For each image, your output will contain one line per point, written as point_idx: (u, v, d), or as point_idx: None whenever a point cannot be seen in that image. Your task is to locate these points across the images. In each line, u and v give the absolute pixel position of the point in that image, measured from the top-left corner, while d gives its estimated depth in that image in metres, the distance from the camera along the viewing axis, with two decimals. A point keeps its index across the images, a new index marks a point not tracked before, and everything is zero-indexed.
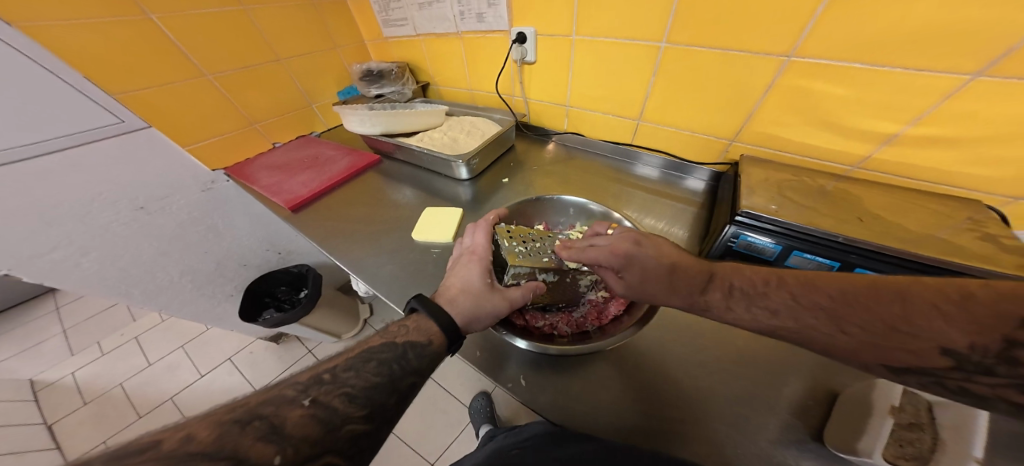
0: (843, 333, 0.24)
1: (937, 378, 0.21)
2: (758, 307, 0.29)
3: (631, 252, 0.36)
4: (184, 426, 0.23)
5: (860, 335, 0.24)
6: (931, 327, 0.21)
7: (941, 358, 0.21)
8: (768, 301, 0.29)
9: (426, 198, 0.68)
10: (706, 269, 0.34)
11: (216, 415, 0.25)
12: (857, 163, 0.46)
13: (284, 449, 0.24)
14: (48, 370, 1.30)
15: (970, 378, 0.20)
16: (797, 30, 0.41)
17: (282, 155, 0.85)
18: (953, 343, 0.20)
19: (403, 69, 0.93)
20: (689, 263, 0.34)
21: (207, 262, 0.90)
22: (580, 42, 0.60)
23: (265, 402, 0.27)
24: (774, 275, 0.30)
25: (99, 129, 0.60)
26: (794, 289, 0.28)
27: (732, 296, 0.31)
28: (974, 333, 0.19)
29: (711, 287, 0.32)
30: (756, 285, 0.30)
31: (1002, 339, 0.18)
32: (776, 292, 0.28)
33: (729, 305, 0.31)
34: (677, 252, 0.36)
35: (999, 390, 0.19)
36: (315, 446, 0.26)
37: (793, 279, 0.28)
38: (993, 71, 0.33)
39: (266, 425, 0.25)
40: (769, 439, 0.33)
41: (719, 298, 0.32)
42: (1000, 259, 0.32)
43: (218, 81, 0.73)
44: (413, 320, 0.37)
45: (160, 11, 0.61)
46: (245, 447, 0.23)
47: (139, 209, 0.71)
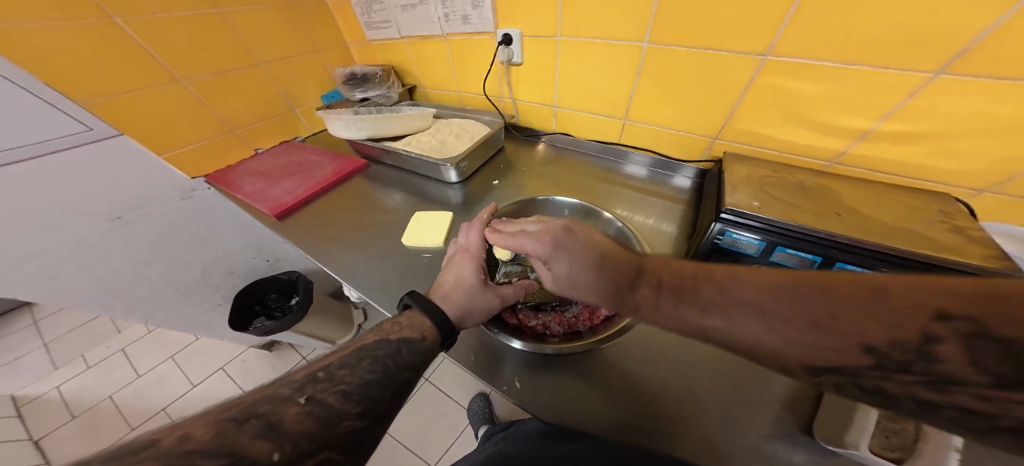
0: (769, 331, 0.23)
1: (854, 378, 0.21)
2: (688, 304, 0.27)
3: (562, 241, 0.37)
4: (180, 426, 0.23)
5: (786, 331, 0.22)
6: (853, 323, 0.20)
7: (864, 357, 0.20)
8: (699, 299, 0.27)
9: (415, 202, 0.68)
10: (637, 263, 0.33)
11: (214, 413, 0.25)
12: (834, 158, 0.48)
13: (282, 445, 0.24)
14: (29, 385, 1.26)
15: (886, 377, 0.20)
16: (771, 30, 0.42)
17: (269, 160, 0.84)
18: (874, 339, 0.19)
19: (388, 71, 0.91)
20: (619, 256, 0.34)
21: (192, 271, 0.88)
22: (563, 42, 0.60)
23: (262, 400, 0.27)
24: (703, 270, 0.28)
25: (66, 138, 0.58)
26: (722, 283, 0.26)
27: (661, 293, 0.29)
28: (894, 329, 0.19)
29: (641, 284, 0.31)
30: (686, 280, 0.28)
31: (922, 334, 0.18)
32: (705, 288, 0.27)
33: (659, 304, 0.29)
34: (605, 246, 0.35)
35: (912, 387, 0.19)
36: (314, 441, 0.26)
37: (721, 273, 0.27)
38: (952, 70, 0.35)
39: (263, 422, 0.25)
40: (760, 433, 0.34)
41: (648, 294, 0.30)
42: (967, 250, 0.34)
43: (193, 87, 0.71)
44: (406, 317, 0.37)
45: (126, 14, 0.59)
46: (243, 444, 0.23)
47: (115, 220, 0.70)
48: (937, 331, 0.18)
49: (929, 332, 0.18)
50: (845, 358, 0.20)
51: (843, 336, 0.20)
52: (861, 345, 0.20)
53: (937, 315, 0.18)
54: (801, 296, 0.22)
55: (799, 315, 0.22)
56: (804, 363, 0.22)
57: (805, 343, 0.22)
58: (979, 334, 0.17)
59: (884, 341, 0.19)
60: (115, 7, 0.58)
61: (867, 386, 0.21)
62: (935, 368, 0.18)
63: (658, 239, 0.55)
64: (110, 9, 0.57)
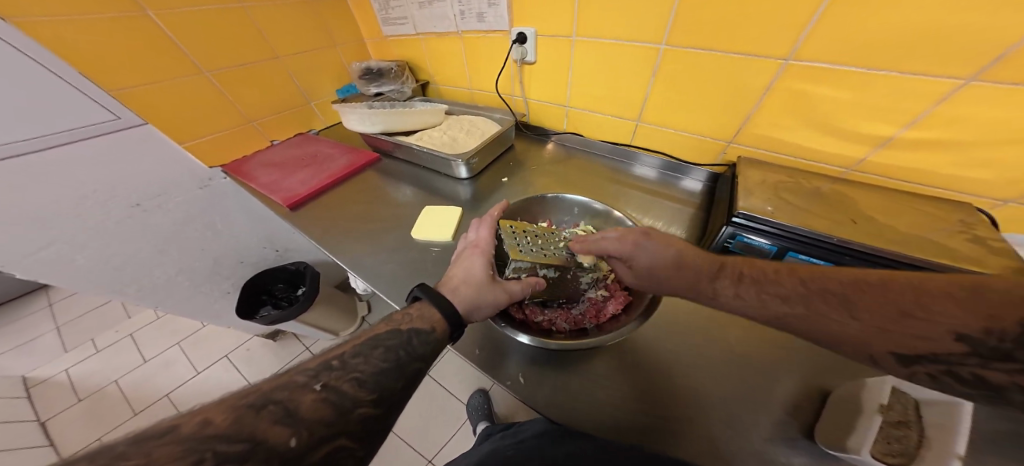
0: (856, 320, 0.25)
1: (947, 367, 0.21)
2: (767, 294, 0.30)
3: (641, 243, 0.39)
4: (200, 411, 0.24)
5: (872, 320, 0.24)
6: (946, 312, 0.21)
7: (956, 344, 0.20)
8: (776, 290, 0.30)
9: (425, 197, 0.69)
10: (717, 260, 0.35)
11: (232, 400, 0.25)
12: (852, 165, 0.47)
13: (299, 431, 0.25)
14: (41, 366, 1.29)
15: (984, 365, 0.19)
16: (796, 33, 0.41)
17: (281, 152, 0.85)
18: (968, 327, 0.20)
19: (403, 67, 0.92)
20: (697, 256, 0.36)
21: (204, 259, 0.90)
22: (579, 43, 0.60)
23: (277, 387, 0.27)
24: (784, 267, 0.31)
25: (95, 125, 0.60)
26: (805, 276, 0.29)
27: (740, 283, 0.32)
28: (989, 319, 0.20)
29: (720, 277, 0.33)
30: (767, 274, 0.31)
31: (1021, 323, 0.18)
32: (788, 281, 0.29)
33: (738, 293, 0.32)
34: (685, 246, 0.37)
35: (1013, 378, 0.19)
36: (330, 428, 0.26)
37: (805, 270, 0.29)
38: (985, 77, 0.34)
39: (280, 409, 0.25)
40: (763, 436, 0.33)
41: (727, 285, 0.32)
42: (987, 260, 0.33)
43: (216, 79, 0.73)
44: (417, 308, 0.38)
45: (158, 7, 0.61)
46: (261, 430, 0.24)
47: (135, 207, 0.71)
48: None
49: None
50: (931, 343, 0.22)
51: (932, 323, 0.22)
52: (952, 333, 0.21)
53: None
54: (890, 290, 0.24)
55: (889, 306, 0.24)
56: (895, 350, 0.23)
57: (889, 329, 0.23)
58: None
59: (977, 328, 0.20)
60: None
61: (963, 376, 0.20)
62: None
63: None
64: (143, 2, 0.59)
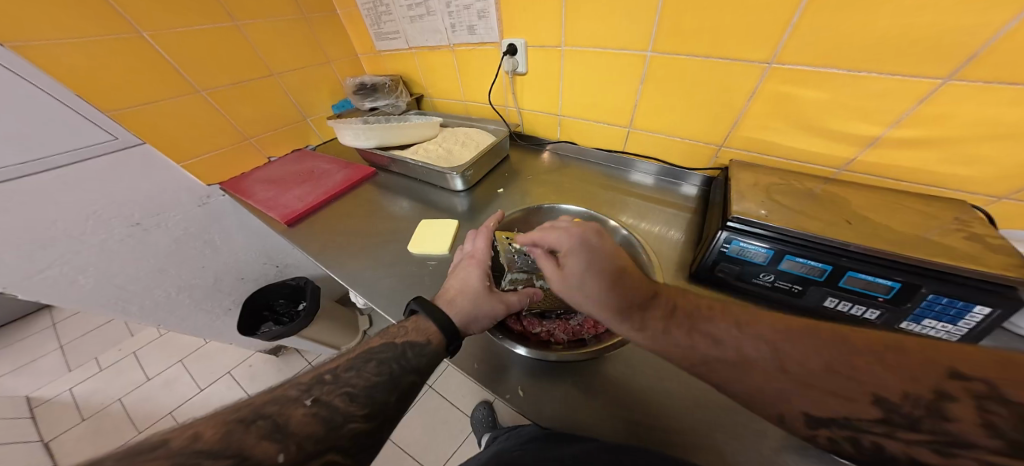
0: (784, 372, 0.25)
1: (854, 430, 0.22)
2: (701, 331, 0.28)
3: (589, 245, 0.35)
4: (192, 425, 0.24)
5: (801, 374, 0.24)
6: (871, 375, 0.22)
7: (872, 408, 0.22)
8: (712, 328, 0.28)
9: (422, 209, 0.69)
10: (652, 287, 0.33)
11: (223, 414, 0.25)
12: (842, 165, 0.47)
13: (288, 447, 0.24)
14: (44, 386, 1.29)
15: (891, 433, 0.21)
16: (776, 36, 0.42)
17: (280, 168, 0.86)
18: (887, 391, 0.21)
19: (397, 81, 0.94)
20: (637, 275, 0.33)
21: (205, 276, 0.90)
22: (567, 52, 0.61)
23: (270, 401, 0.27)
24: (719, 305, 0.30)
25: (92, 146, 0.61)
26: (738, 320, 0.28)
27: (671, 319, 0.30)
28: (908, 384, 0.21)
29: (653, 306, 0.32)
30: (699, 310, 0.30)
31: (936, 391, 0.20)
32: (722, 319, 0.29)
33: (668, 328, 0.30)
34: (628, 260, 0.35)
35: (914, 448, 0.20)
36: (319, 443, 0.26)
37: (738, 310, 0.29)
38: (960, 76, 0.35)
39: (270, 423, 0.25)
40: (772, 446, 0.32)
41: (659, 318, 0.31)
42: (985, 258, 0.33)
43: (210, 97, 0.74)
44: (412, 321, 0.38)
45: (151, 28, 0.63)
46: (250, 445, 0.23)
47: (135, 225, 0.72)
48: (949, 389, 0.20)
49: (943, 390, 0.20)
50: (849, 405, 0.22)
51: (857, 384, 0.22)
52: (873, 395, 0.22)
53: (952, 375, 0.20)
54: (821, 341, 0.25)
55: (820, 361, 0.24)
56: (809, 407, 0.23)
57: (814, 384, 0.24)
58: (988, 396, 0.19)
59: (897, 393, 0.21)
60: (140, 20, 0.61)
61: (867, 438, 0.22)
62: (944, 428, 0.19)
63: (664, 247, 0.55)
64: (136, 23, 0.61)
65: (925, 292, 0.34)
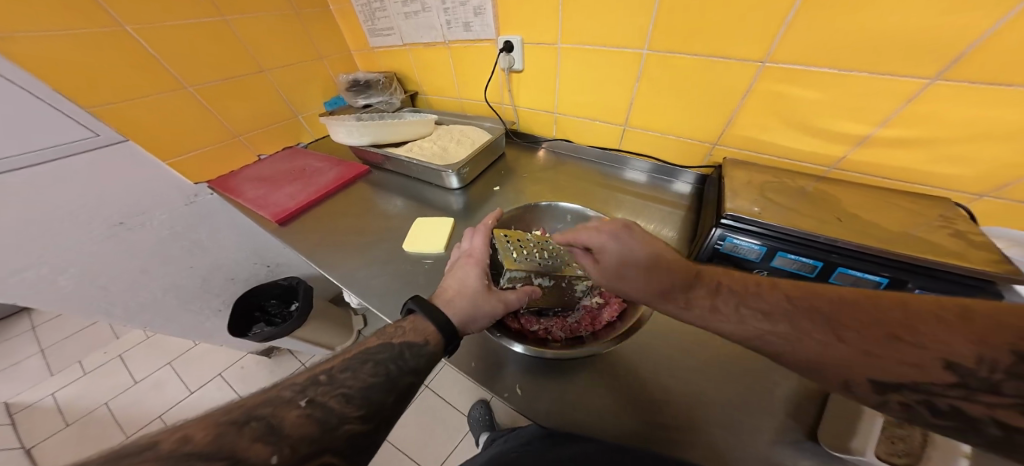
0: (841, 340, 0.24)
1: (927, 397, 0.21)
2: (747, 308, 0.29)
3: (617, 233, 0.38)
4: (182, 427, 0.23)
5: (857, 342, 0.23)
6: (932, 336, 0.21)
7: (945, 373, 0.20)
8: (759, 303, 0.29)
9: (417, 207, 0.68)
10: (694, 268, 0.35)
11: (215, 415, 0.24)
12: (833, 163, 0.48)
13: (281, 449, 0.24)
14: (24, 392, 1.25)
15: (967, 397, 0.20)
16: (770, 36, 0.42)
17: (271, 166, 0.84)
18: (956, 354, 0.20)
19: (391, 78, 0.92)
20: (674, 259, 0.35)
21: (193, 277, 0.88)
22: (564, 50, 0.61)
23: (263, 403, 0.26)
24: (767, 281, 0.30)
25: (71, 143, 0.59)
26: (789, 292, 0.28)
27: (719, 296, 0.31)
28: (979, 344, 0.19)
29: (697, 285, 0.33)
30: (749, 287, 0.30)
31: (1012, 353, 0.18)
32: (769, 294, 0.29)
33: (717, 305, 0.30)
34: (665, 248, 0.37)
35: (997, 410, 0.19)
36: (315, 444, 0.25)
37: (790, 286, 0.29)
38: (948, 76, 0.35)
39: (263, 425, 0.25)
40: (764, 439, 0.33)
41: (704, 295, 0.32)
42: (969, 254, 0.34)
43: (198, 93, 0.72)
44: (410, 321, 0.37)
45: (134, 21, 0.60)
46: (243, 447, 0.23)
47: (118, 224, 0.70)
48: None
49: (1021, 352, 0.18)
50: (921, 372, 0.21)
51: (920, 350, 0.21)
52: (940, 360, 0.20)
53: None
54: (877, 306, 0.24)
55: (877, 328, 0.23)
56: (882, 376, 0.22)
57: (876, 354, 0.22)
58: None
59: (967, 356, 0.20)
60: (124, 13, 0.59)
61: (942, 406, 0.21)
62: None
63: None
64: (118, 15, 0.58)
65: (912, 287, 0.35)
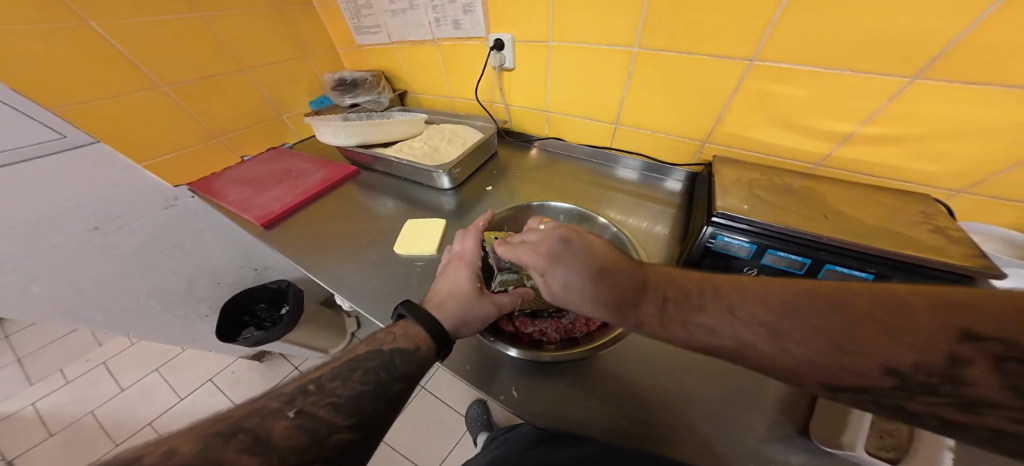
0: (784, 351, 0.23)
1: (872, 397, 0.21)
2: (694, 324, 0.27)
3: (556, 253, 0.35)
4: (167, 441, 0.22)
5: (802, 354, 0.22)
6: (876, 345, 0.20)
7: (884, 378, 0.20)
8: (703, 317, 0.27)
9: (407, 209, 0.67)
10: (639, 275, 0.32)
11: (201, 428, 0.24)
12: (820, 160, 0.49)
13: (270, 460, 0.23)
14: (2, 402, 1.20)
15: (910, 397, 0.20)
16: (758, 35, 0.42)
17: (257, 168, 0.82)
18: (895, 361, 0.19)
19: (379, 76, 0.91)
20: (620, 270, 0.32)
21: (177, 281, 0.86)
22: (555, 48, 0.60)
23: (250, 414, 0.26)
24: (708, 285, 0.28)
25: (38, 146, 0.56)
26: (732, 301, 0.26)
27: (665, 308, 0.29)
28: (917, 351, 0.19)
29: (646, 300, 0.30)
30: (692, 296, 0.28)
31: (948, 356, 0.18)
32: (713, 307, 0.27)
33: (663, 323, 0.29)
34: (608, 256, 0.33)
35: (936, 407, 0.20)
36: (304, 454, 0.25)
37: (729, 290, 0.27)
38: (927, 75, 0.36)
39: (250, 437, 0.24)
40: (756, 437, 0.34)
41: (651, 312, 0.29)
42: (948, 250, 0.35)
43: (174, 93, 0.69)
44: (400, 326, 0.36)
45: (101, 18, 0.57)
46: (228, 458, 0.22)
47: (92, 230, 0.67)
48: (964, 352, 0.18)
49: (955, 354, 0.18)
50: (862, 377, 0.21)
51: (862, 358, 0.20)
52: (881, 367, 0.20)
53: (963, 337, 0.18)
54: (818, 312, 0.22)
55: (816, 335, 0.22)
56: (822, 382, 0.22)
57: (818, 362, 0.22)
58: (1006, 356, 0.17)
59: (907, 363, 0.19)
60: (90, 10, 0.56)
61: (888, 405, 0.21)
62: (963, 391, 0.18)
63: (650, 242, 0.56)
64: (84, 12, 0.56)
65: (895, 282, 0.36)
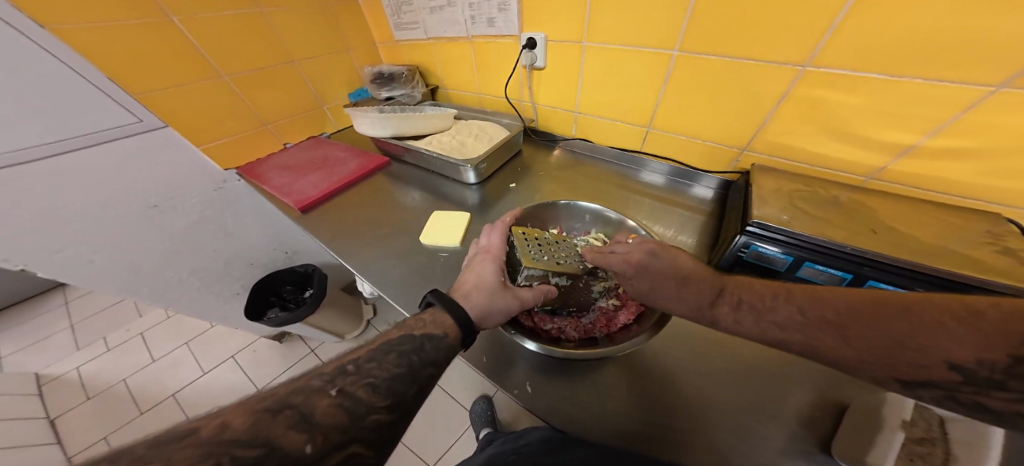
0: (850, 348, 0.24)
1: (945, 392, 0.20)
2: (766, 321, 0.28)
3: (646, 263, 0.38)
4: (220, 414, 0.24)
5: (864, 349, 0.23)
6: (937, 343, 0.20)
7: (950, 373, 0.20)
8: (776, 316, 0.28)
9: (433, 201, 0.69)
10: (717, 283, 0.34)
11: (251, 403, 0.25)
12: (871, 173, 0.46)
13: (314, 437, 0.25)
14: (54, 364, 1.32)
15: (981, 392, 0.19)
16: (817, 37, 0.40)
17: (293, 155, 0.86)
18: (960, 357, 0.19)
19: (413, 71, 0.93)
20: (701, 276, 0.35)
21: (215, 260, 0.91)
22: (589, 48, 0.60)
23: (294, 391, 0.27)
24: (782, 289, 0.29)
25: (117, 128, 0.62)
26: (802, 303, 0.27)
27: (740, 310, 0.30)
28: (981, 349, 0.19)
29: (720, 301, 0.32)
30: (763, 298, 0.30)
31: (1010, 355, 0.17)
32: (784, 307, 0.28)
33: (738, 320, 0.30)
34: (692, 265, 0.36)
35: (1017, 405, 0.18)
36: (344, 434, 0.26)
37: (801, 295, 0.27)
38: (1015, 84, 0.33)
39: (296, 414, 0.25)
40: (776, 450, 0.32)
41: (727, 311, 0.31)
42: (1018, 273, 0.32)
43: (234, 83, 0.74)
44: (429, 314, 0.37)
45: (181, 13, 0.63)
46: (278, 435, 0.24)
47: (151, 208, 0.73)
48: None
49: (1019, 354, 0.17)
50: (927, 373, 0.21)
51: (925, 354, 0.21)
52: (945, 362, 0.20)
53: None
54: (877, 314, 0.23)
55: (881, 334, 0.23)
56: (892, 377, 0.22)
57: (884, 358, 0.22)
58: None
59: (970, 359, 0.19)
60: (170, 6, 0.61)
61: (965, 401, 0.19)
62: None
63: None
64: (166, 8, 0.61)
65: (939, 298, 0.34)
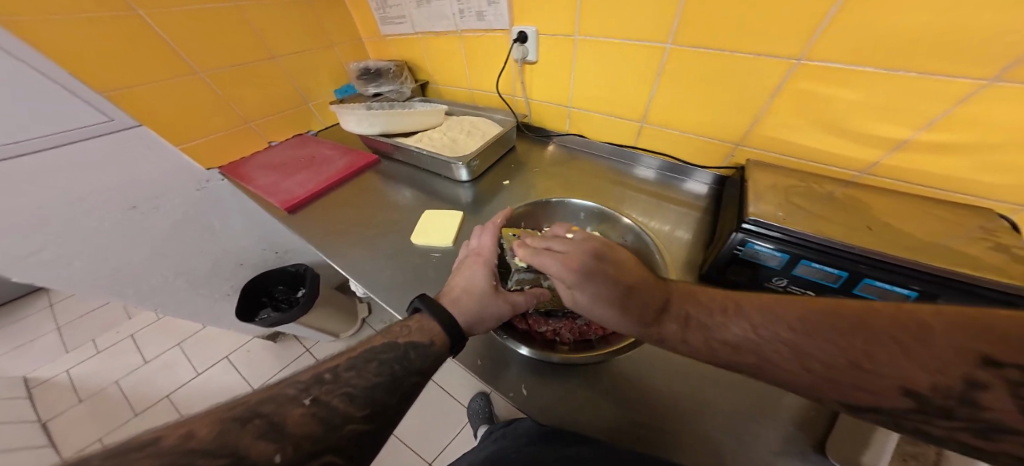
0: None
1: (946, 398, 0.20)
2: (716, 340, 0.28)
3: (587, 268, 0.35)
4: (187, 422, 0.23)
5: None
6: None
7: None
8: (724, 335, 0.28)
9: (424, 200, 0.67)
10: (663, 296, 0.32)
11: (218, 412, 0.24)
12: (864, 169, 0.46)
13: (284, 447, 0.23)
14: (42, 367, 1.29)
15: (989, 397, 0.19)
16: (807, 31, 0.39)
17: (281, 154, 0.84)
18: None
19: (402, 66, 0.91)
20: (648, 287, 0.33)
21: (202, 261, 0.89)
22: (581, 42, 0.59)
23: (266, 400, 0.26)
24: (732, 303, 0.29)
25: (89, 127, 0.59)
26: (754, 320, 0.27)
27: (687, 329, 0.29)
28: None
29: (667, 317, 0.31)
30: (714, 314, 0.29)
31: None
32: (736, 323, 0.27)
33: (685, 338, 0.29)
34: (636, 274, 0.34)
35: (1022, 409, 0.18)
36: (317, 444, 0.25)
37: (779, 300, 0.28)
38: (1008, 76, 0.32)
39: (266, 423, 0.24)
40: (772, 450, 0.32)
41: (673, 330, 0.30)
42: (1009, 270, 0.31)
43: (210, 79, 0.72)
44: (416, 320, 0.36)
45: (149, 7, 0.60)
46: (245, 445, 0.22)
47: (131, 209, 0.70)
48: None
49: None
50: None
51: None
52: None
53: None
54: None
55: None
56: None
57: None
58: None
59: None
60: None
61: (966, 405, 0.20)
62: None
63: (673, 246, 0.54)
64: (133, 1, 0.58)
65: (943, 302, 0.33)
